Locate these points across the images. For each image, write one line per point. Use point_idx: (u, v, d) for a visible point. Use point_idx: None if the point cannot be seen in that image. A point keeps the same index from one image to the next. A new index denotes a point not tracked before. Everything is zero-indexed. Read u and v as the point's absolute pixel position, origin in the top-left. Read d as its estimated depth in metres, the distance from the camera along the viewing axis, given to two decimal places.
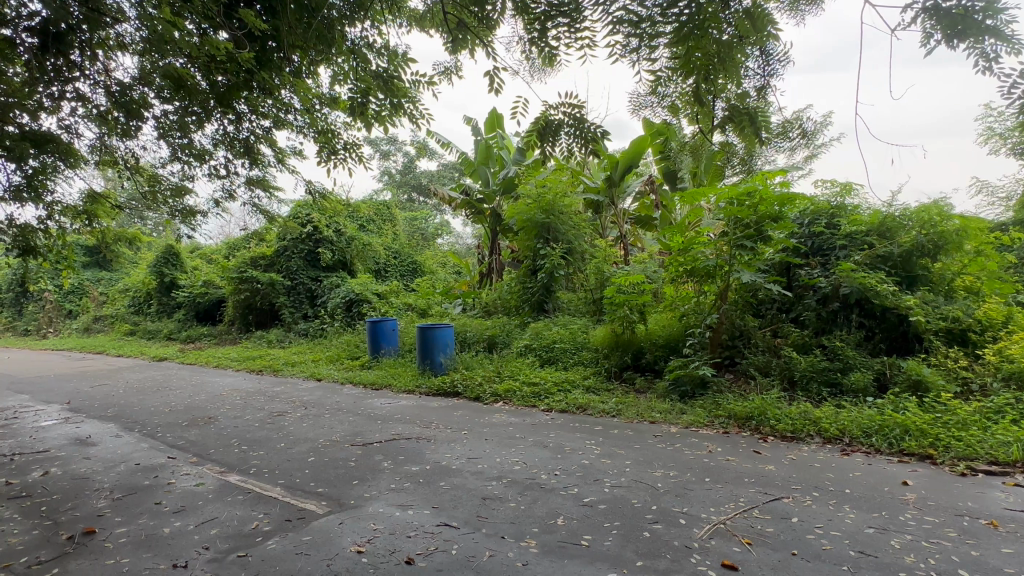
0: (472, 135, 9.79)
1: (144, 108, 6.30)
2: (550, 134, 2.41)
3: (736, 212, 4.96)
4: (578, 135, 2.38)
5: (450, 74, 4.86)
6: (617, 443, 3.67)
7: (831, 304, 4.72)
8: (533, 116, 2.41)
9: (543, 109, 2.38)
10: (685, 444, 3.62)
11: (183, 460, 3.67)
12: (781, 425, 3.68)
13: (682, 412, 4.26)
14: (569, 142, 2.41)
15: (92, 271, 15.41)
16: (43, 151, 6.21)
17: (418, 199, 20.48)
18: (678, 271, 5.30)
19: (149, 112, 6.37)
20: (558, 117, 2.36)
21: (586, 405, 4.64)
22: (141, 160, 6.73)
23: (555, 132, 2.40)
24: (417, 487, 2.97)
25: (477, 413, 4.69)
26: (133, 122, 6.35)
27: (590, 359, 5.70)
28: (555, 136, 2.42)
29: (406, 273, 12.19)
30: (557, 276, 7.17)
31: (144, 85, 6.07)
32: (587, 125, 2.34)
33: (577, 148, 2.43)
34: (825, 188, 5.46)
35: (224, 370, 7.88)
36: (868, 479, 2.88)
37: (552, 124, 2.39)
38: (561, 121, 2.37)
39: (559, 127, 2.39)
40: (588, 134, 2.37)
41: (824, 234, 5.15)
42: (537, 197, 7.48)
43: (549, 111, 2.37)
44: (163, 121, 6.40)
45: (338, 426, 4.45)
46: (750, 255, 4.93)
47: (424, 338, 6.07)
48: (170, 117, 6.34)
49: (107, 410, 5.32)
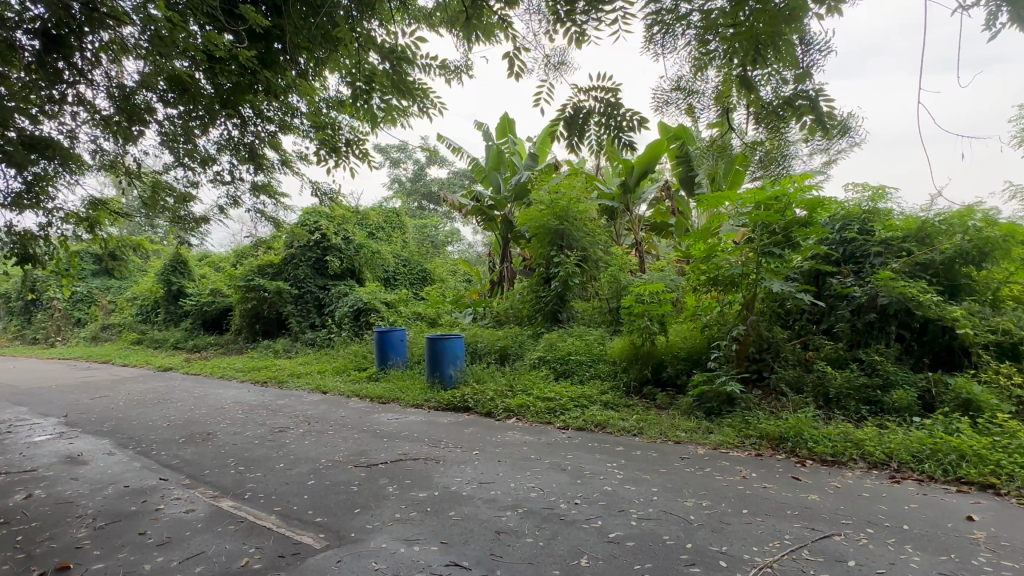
0: (483, 140, 9.58)
1: (148, 113, 6.15)
2: (579, 125, 2.32)
3: (763, 216, 4.70)
4: (610, 126, 2.30)
5: (460, 74, 4.65)
6: (641, 467, 3.39)
7: (866, 315, 4.42)
8: (561, 107, 2.33)
9: (573, 98, 2.29)
10: (716, 468, 3.34)
11: (175, 483, 3.43)
12: (820, 448, 3.39)
13: (709, 432, 3.97)
14: (599, 132, 2.34)
15: (101, 279, 15.34)
16: (44, 157, 6.07)
17: (429, 206, 20.32)
18: (701, 280, 5.04)
19: (153, 118, 6.23)
20: (588, 106, 2.27)
21: (605, 422, 4.37)
22: (144, 166, 6.58)
23: (584, 124, 2.32)
24: (424, 517, 2.71)
25: (489, 430, 4.43)
26: (136, 126, 6.20)
27: (607, 373, 5.42)
28: (585, 126, 2.34)
29: (416, 281, 11.97)
30: (571, 284, 6.91)
31: (147, 89, 5.93)
32: (618, 116, 2.26)
33: (608, 138, 2.35)
34: (855, 192, 5.16)
35: (228, 381, 7.67)
36: (927, 513, 2.58)
37: (580, 115, 2.31)
38: (591, 110, 2.29)
39: (588, 117, 2.31)
40: (618, 125, 2.30)
41: (857, 240, 4.84)
42: (551, 203, 7.24)
43: (578, 100, 2.28)
44: (167, 127, 6.26)
45: (341, 444, 4.20)
46: (779, 262, 4.66)
47: (433, 349, 5.82)
48: (174, 122, 6.19)
49: (103, 424, 5.11)
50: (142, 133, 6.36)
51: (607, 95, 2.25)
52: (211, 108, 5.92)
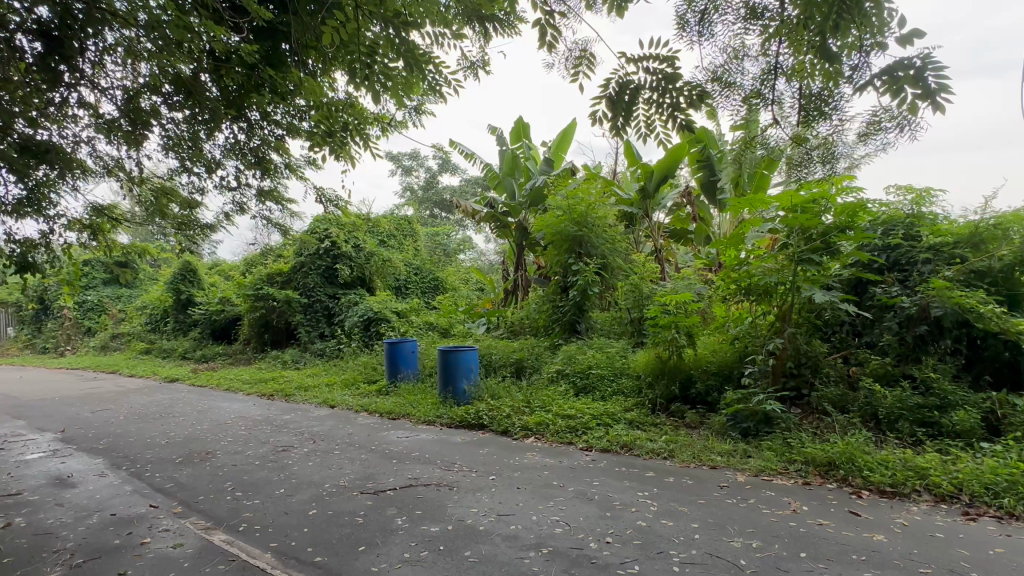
0: (497, 145, 9.33)
1: (153, 117, 5.95)
2: (626, 106, 2.39)
3: (801, 220, 4.37)
4: (664, 105, 2.36)
5: (475, 71, 4.40)
6: (677, 497, 3.05)
7: (917, 327, 4.06)
8: (606, 83, 2.36)
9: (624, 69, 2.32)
10: (761, 499, 2.99)
11: (165, 511, 3.15)
12: (877, 477, 3.04)
13: (747, 456, 3.63)
14: (648, 109, 2.39)
15: (111, 288, 15.22)
16: (46, 162, 5.88)
17: (441, 214, 20.11)
18: (732, 289, 4.71)
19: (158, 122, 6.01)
20: (638, 82, 2.31)
21: (631, 443, 4.04)
22: (148, 172, 6.38)
23: (631, 104, 2.38)
24: (436, 558, 2.40)
25: (505, 451, 4.11)
26: (139, 130, 5.99)
27: (631, 388, 5.09)
28: (632, 104, 2.39)
29: (428, 290, 11.71)
30: (590, 294, 6.57)
31: (151, 92, 5.74)
32: (674, 91, 2.30)
33: (659, 117, 2.40)
34: (897, 195, 4.82)
35: (234, 394, 7.42)
36: (1017, 560, 2.23)
37: (628, 94, 2.36)
38: (639, 86, 2.33)
39: (639, 93, 2.35)
40: (670, 104, 2.35)
41: (902, 246, 4.50)
42: (568, 208, 6.93)
43: (627, 76, 2.32)
44: (171, 131, 6.05)
45: (347, 466, 3.90)
46: (817, 270, 4.34)
47: (446, 362, 5.52)
48: (179, 126, 5.99)
49: (100, 441, 4.86)
50: (145, 138, 6.14)
51: (659, 74, 2.29)
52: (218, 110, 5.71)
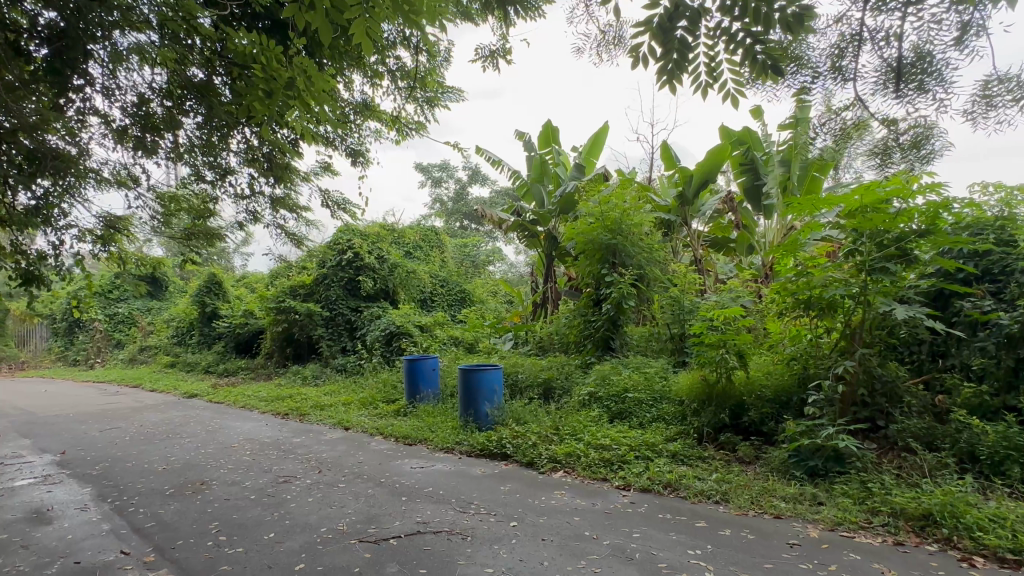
0: (525, 150, 8.89)
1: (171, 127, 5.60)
2: (681, 38, 1.84)
3: (872, 223, 3.79)
4: (738, 37, 1.81)
5: (496, 60, 3.95)
6: (737, 559, 2.49)
7: (1021, 348, 3.42)
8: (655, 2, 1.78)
9: None
10: (844, 563, 2.42)
11: (134, 560, 2.73)
12: (993, 539, 2.43)
13: (819, 504, 3.04)
14: (712, 42, 1.86)
15: (143, 300, 15.29)
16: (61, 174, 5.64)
17: (470, 226, 19.77)
18: (789, 302, 4.14)
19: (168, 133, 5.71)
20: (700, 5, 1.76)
21: (675, 482, 3.48)
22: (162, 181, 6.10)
23: (689, 36, 1.84)
24: None
25: (530, 488, 3.61)
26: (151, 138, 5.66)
27: (673, 415, 4.52)
28: (688, 35, 1.85)
29: (454, 302, 11.30)
30: (626, 307, 6.02)
31: (164, 99, 5.42)
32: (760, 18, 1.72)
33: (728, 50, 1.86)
34: (984, 195, 4.17)
35: (249, 412, 7.08)
36: None
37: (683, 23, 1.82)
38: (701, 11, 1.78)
39: (699, 19, 1.80)
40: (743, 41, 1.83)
41: (994, 253, 3.84)
42: (601, 215, 6.42)
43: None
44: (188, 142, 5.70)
45: (350, 504, 3.45)
46: (893, 281, 3.71)
47: (467, 382, 5.05)
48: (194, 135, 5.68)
49: (95, 466, 4.52)
50: (157, 144, 5.76)
51: None
52: (230, 117, 5.39)
